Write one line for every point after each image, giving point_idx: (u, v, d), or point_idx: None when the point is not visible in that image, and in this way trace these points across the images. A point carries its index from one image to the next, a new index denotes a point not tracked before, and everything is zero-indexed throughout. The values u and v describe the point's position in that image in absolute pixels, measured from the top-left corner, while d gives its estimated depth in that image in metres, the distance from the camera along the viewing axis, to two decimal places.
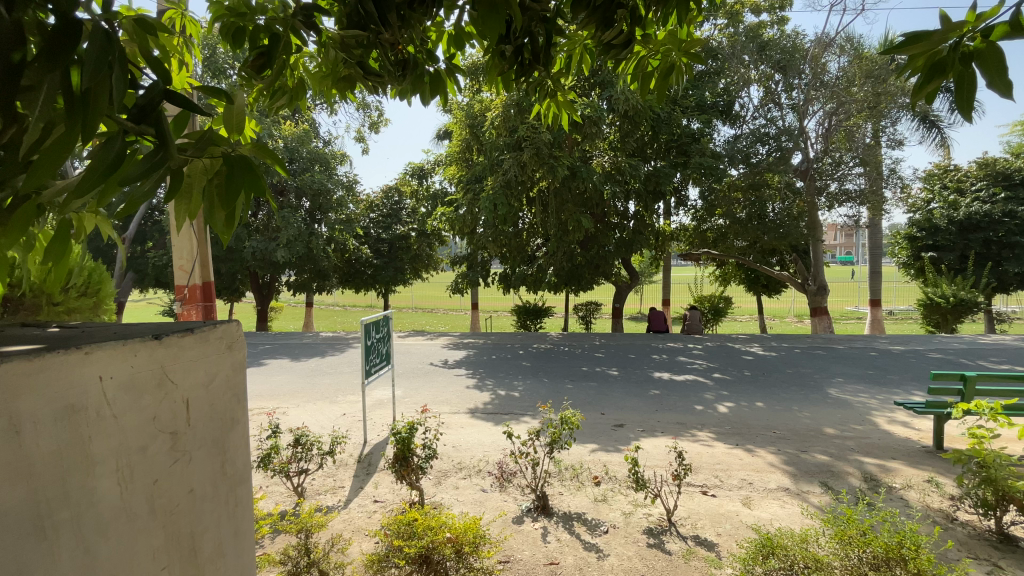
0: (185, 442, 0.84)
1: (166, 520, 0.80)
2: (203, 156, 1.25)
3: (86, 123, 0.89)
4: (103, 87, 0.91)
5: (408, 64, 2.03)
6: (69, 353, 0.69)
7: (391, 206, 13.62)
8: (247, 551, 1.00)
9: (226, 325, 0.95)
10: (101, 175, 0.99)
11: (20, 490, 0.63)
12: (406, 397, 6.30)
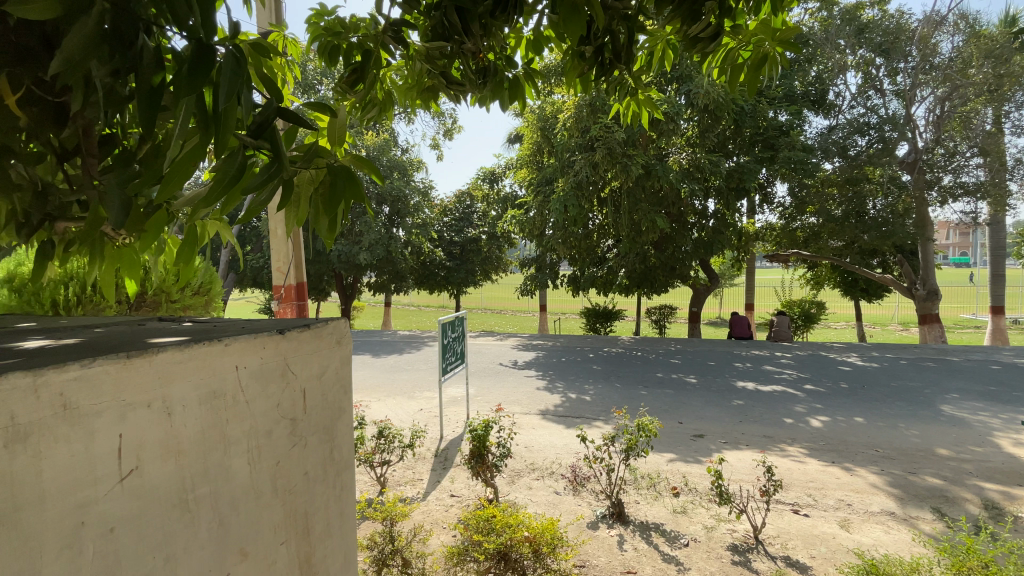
0: (302, 428, 0.91)
1: (286, 499, 0.87)
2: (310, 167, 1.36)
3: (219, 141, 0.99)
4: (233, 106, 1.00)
5: (489, 71, 2.07)
6: (212, 344, 0.75)
7: (463, 210, 13.99)
8: (350, 532, 1.08)
9: (337, 322, 1.03)
10: (225, 186, 1.10)
11: (171, 465, 0.69)
12: (479, 396, 6.44)
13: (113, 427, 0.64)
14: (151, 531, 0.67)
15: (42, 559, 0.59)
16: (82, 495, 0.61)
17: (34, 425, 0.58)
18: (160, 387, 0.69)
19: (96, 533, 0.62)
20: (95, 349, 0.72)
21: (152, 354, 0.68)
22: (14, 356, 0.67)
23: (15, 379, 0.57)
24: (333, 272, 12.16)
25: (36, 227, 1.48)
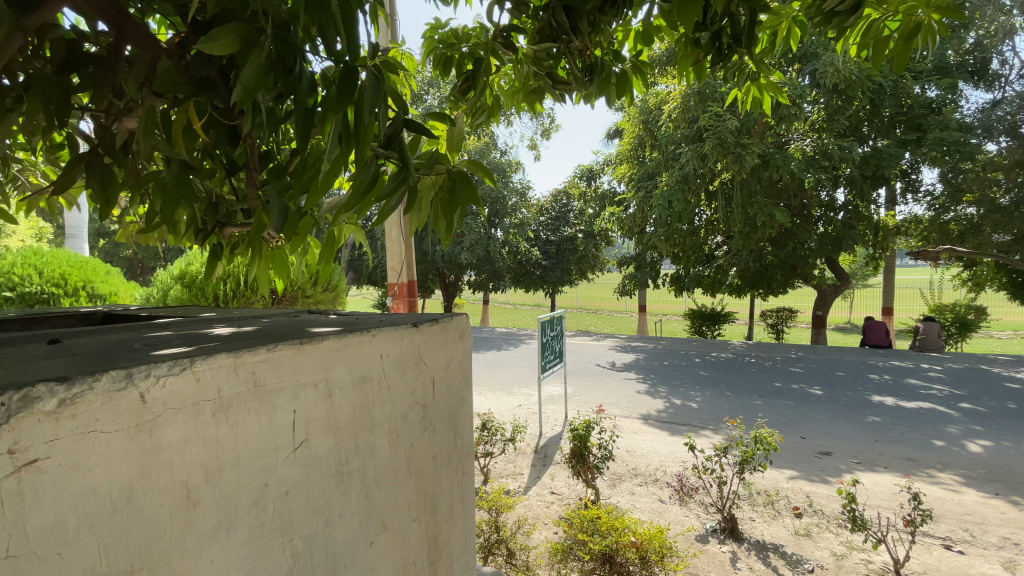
0: (431, 415, 0.98)
1: (418, 479, 0.95)
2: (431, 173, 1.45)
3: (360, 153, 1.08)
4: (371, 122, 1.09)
5: (595, 67, 2.05)
6: (362, 333, 0.81)
7: (559, 209, 13.99)
8: (469, 515, 1.14)
9: (459, 317, 1.09)
10: (360, 195, 1.22)
11: (331, 440, 0.74)
12: (578, 395, 6.40)
13: (291, 402, 0.67)
14: (317, 496, 0.71)
15: (235, 519, 0.60)
16: (267, 460, 0.63)
17: (233, 397, 0.60)
18: (324, 369, 0.73)
19: (276, 496, 0.65)
20: (261, 336, 0.77)
21: (319, 341, 0.72)
22: (194, 343, 0.72)
23: (219, 358, 0.58)
24: (437, 271, 12.81)
25: (210, 232, 1.73)
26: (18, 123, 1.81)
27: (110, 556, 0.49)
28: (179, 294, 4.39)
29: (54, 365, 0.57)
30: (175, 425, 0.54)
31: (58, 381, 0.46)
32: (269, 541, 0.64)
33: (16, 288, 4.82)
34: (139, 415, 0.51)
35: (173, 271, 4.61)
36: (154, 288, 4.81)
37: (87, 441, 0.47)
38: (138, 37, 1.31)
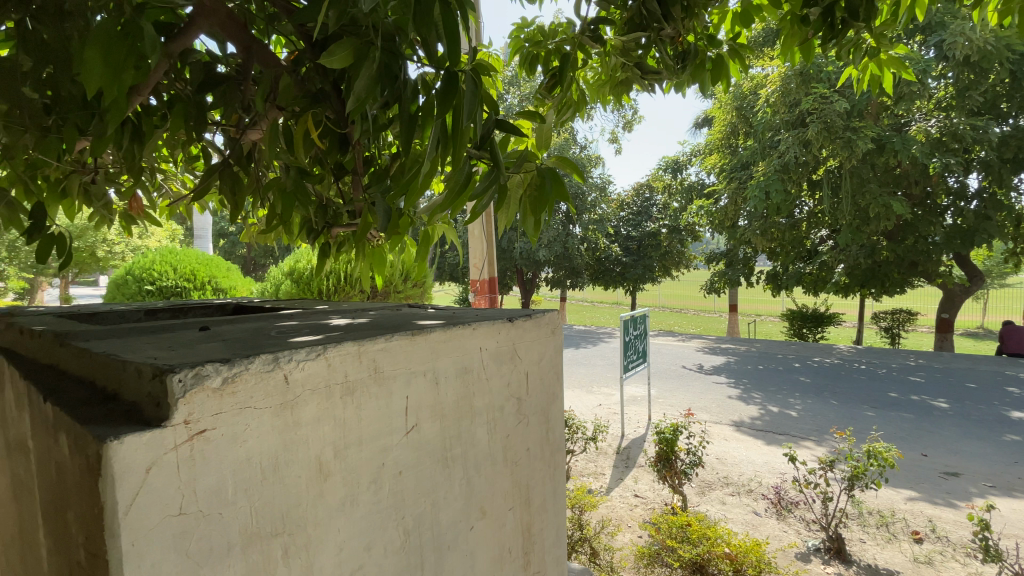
0: (526, 408, 1.01)
1: (513, 469, 0.97)
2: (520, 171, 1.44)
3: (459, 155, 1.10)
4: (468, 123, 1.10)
5: (688, 54, 1.95)
6: (464, 326, 0.85)
7: (642, 204, 13.53)
8: (562, 510, 1.15)
9: (552, 313, 1.10)
10: (455, 195, 1.23)
11: (437, 426, 0.78)
12: (662, 397, 6.17)
13: (403, 389, 0.72)
14: (424, 479, 0.76)
15: (357, 493, 0.65)
16: (383, 441, 0.69)
17: (356, 381, 0.65)
18: (431, 359, 0.77)
19: (391, 475, 0.70)
20: (373, 327, 0.83)
21: (427, 332, 0.76)
22: (318, 332, 0.79)
23: (346, 345, 0.64)
24: (517, 267, 12.95)
25: (319, 232, 1.88)
26: (166, 139, 2.08)
27: (262, 518, 0.55)
28: (288, 289, 4.84)
29: (210, 348, 0.66)
30: (311, 404, 0.60)
31: (222, 361, 0.52)
32: (384, 517, 0.69)
33: (158, 283, 5.57)
34: (284, 393, 0.57)
35: (282, 269, 5.09)
36: (267, 284, 5.33)
37: (244, 415, 0.54)
38: (263, 57, 1.44)
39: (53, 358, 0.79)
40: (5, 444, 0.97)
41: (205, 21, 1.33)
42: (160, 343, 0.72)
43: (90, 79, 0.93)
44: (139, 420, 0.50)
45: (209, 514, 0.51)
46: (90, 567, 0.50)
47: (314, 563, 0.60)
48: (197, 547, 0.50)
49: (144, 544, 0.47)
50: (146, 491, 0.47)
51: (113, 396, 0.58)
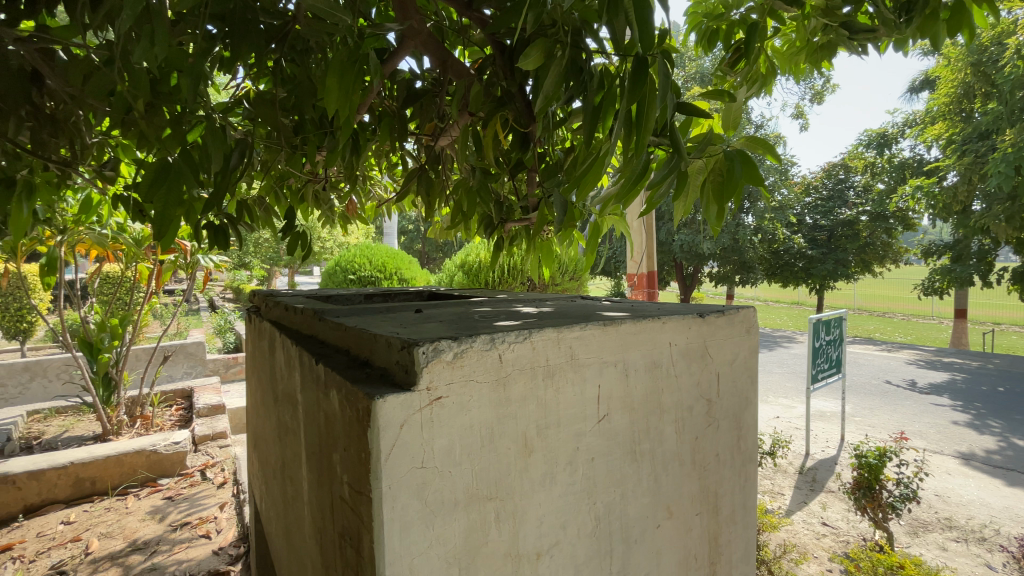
0: (715, 410, 0.94)
1: (701, 473, 0.92)
2: (702, 157, 1.29)
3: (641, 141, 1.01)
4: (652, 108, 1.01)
5: (916, 2, 1.58)
6: (655, 320, 0.83)
7: (834, 186, 11.54)
8: (751, 526, 1.05)
9: (747, 310, 1.00)
10: (630, 184, 1.14)
11: (629, 419, 0.78)
12: (857, 414, 5.28)
13: (596, 377, 0.73)
14: (615, 469, 0.77)
15: (555, 473, 0.69)
16: (578, 427, 0.71)
17: (556, 365, 0.68)
18: (623, 350, 0.77)
19: (585, 460, 0.72)
20: (563, 315, 0.86)
21: (619, 324, 0.76)
22: (515, 318, 0.85)
23: (548, 331, 0.67)
24: (677, 261, 12.25)
25: (495, 226, 1.96)
26: (374, 151, 2.44)
27: (479, 482, 0.61)
28: (460, 280, 5.32)
29: (432, 327, 0.76)
30: (518, 382, 0.65)
31: (453, 338, 0.60)
32: (579, 499, 0.72)
33: (358, 273, 6.59)
34: (498, 370, 0.63)
35: (455, 261, 5.58)
36: (443, 275, 5.92)
37: (468, 386, 0.60)
38: (456, 69, 1.59)
39: (316, 331, 1.00)
40: (275, 397, 1.26)
41: (412, 43, 1.50)
42: (390, 322, 0.86)
43: (330, 102, 1.24)
44: (391, 382, 0.61)
45: (441, 471, 0.58)
46: (353, 502, 0.61)
47: (520, 530, 0.65)
48: (432, 496, 0.58)
49: (396, 488, 0.55)
50: (399, 446, 0.55)
51: (365, 362, 0.72)
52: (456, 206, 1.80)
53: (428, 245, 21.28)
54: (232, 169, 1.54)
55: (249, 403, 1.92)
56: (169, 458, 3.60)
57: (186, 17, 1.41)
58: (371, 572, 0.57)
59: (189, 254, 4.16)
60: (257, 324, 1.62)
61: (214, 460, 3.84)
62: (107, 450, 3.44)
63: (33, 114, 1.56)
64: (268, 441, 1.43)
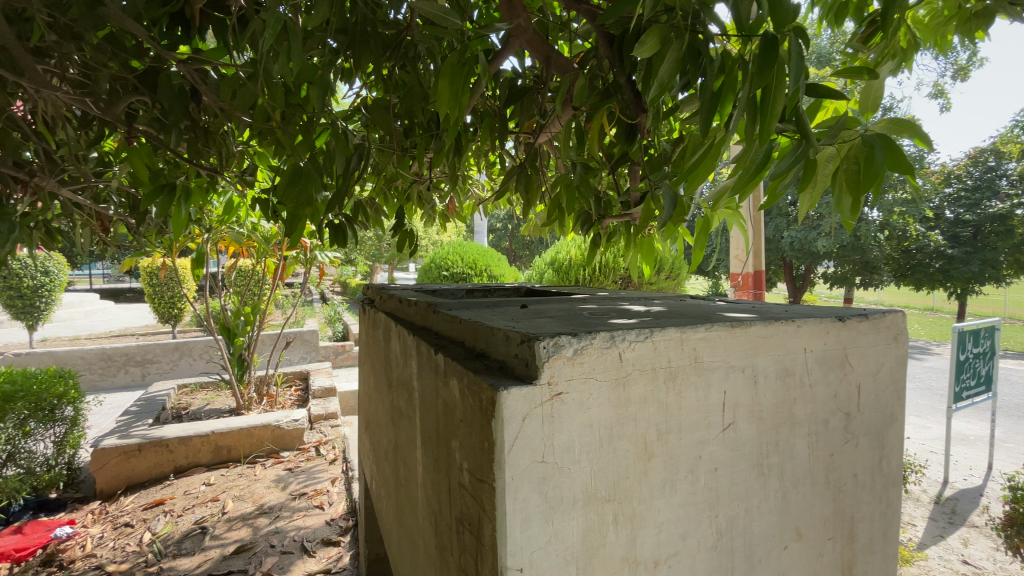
0: (854, 426, 0.85)
1: (836, 495, 0.83)
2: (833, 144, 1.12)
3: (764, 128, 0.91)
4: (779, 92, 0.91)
5: None
6: (788, 323, 0.77)
7: (982, 175, 9.38)
8: (893, 559, 0.94)
9: (895, 315, 0.89)
10: (749, 176, 1.02)
11: (756, 428, 0.74)
12: (1012, 440, 4.50)
13: (722, 382, 0.70)
14: (739, 481, 0.73)
15: (676, 480, 0.66)
16: (701, 435, 0.68)
17: (679, 367, 0.66)
18: (752, 354, 0.73)
19: (707, 469, 0.69)
20: (682, 314, 0.83)
21: (748, 325, 0.72)
22: (629, 315, 0.83)
23: (671, 330, 0.65)
24: (785, 259, 11.26)
25: (592, 221, 1.89)
26: (474, 151, 2.52)
27: (598, 482, 0.61)
28: (551, 278, 5.33)
29: (546, 322, 0.76)
30: (640, 383, 0.63)
31: (574, 334, 0.60)
32: (700, 509, 0.69)
33: (451, 270, 6.83)
34: (619, 369, 0.62)
35: (546, 258, 5.58)
36: (533, 272, 5.96)
37: (589, 383, 0.60)
38: (560, 64, 1.57)
39: (432, 323, 1.07)
40: (390, 383, 1.35)
41: (517, 41, 1.52)
42: (502, 316, 0.88)
43: (441, 104, 1.29)
44: (512, 374, 0.62)
45: (562, 467, 0.58)
46: (474, 490, 0.64)
47: (639, 534, 0.64)
48: (551, 492, 0.58)
49: (518, 481, 0.56)
50: (521, 438, 0.56)
51: (482, 353, 0.74)
52: (554, 202, 1.80)
53: (516, 243, 21.64)
54: (351, 172, 1.67)
55: (362, 388, 2.08)
56: (290, 433, 4.01)
57: (315, 33, 1.55)
58: (491, 559, 0.58)
59: (308, 251, 4.65)
60: (372, 316, 1.74)
61: (327, 438, 4.21)
62: (241, 423, 3.90)
63: (192, 128, 1.80)
64: (381, 424, 1.54)
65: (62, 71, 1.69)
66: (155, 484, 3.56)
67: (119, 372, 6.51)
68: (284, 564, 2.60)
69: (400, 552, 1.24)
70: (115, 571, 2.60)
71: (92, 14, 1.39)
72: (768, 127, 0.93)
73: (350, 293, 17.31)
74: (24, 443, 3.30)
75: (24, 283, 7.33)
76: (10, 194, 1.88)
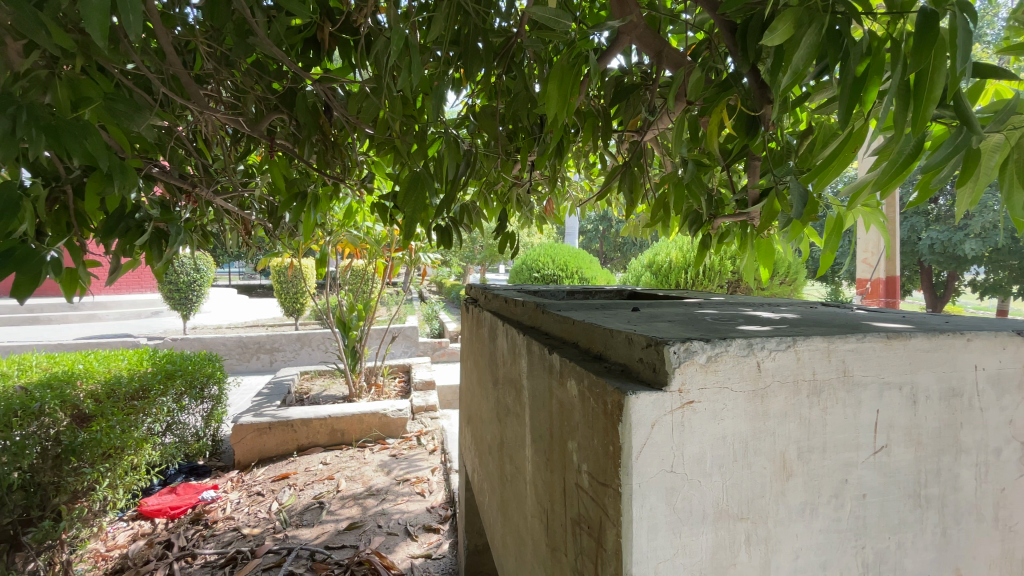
0: None
1: (1007, 536, 0.73)
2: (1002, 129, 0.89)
3: (919, 115, 0.76)
4: (941, 72, 0.75)
5: None
6: (955, 338, 0.69)
7: None
8: None
9: None
10: (894, 170, 0.86)
11: (911, 454, 0.67)
12: None
13: (874, 401, 0.65)
14: (891, 512, 0.67)
15: (817, 504, 0.63)
16: (848, 456, 0.64)
17: (824, 380, 0.62)
18: (911, 370, 0.67)
19: (853, 495, 0.65)
20: (821, 323, 0.77)
21: (908, 338, 0.66)
22: (758, 322, 0.78)
23: (816, 341, 0.61)
24: (922, 263, 9.86)
25: (702, 221, 1.78)
26: (575, 152, 2.52)
27: (731, 498, 0.59)
28: (648, 280, 5.17)
29: (667, 325, 0.74)
30: (780, 397, 0.60)
31: (706, 340, 0.57)
32: (844, 538, 0.64)
33: (542, 272, 6.87)
34: (756, 380, 0.59)
35: (642, 261, 5.43)
36: (629, 274, 5.82)
37: (722, 394, 0.58)
38: (672, 58, 1.52)
39: (540, 323, 1.08)
40: (496, 380, 1.39)
41: (627, 38, 1.48)
42: (617, 317, 0.87)
43: (551, 108, 1.30)
44: (637, 379, 0.61)
45: (693, 479, 0.57)
46: (594, 493, 0.63)
47: (774, 557, 0.61)
48: (680, 503, 0.57)
49: (646, 488, 0.55)
50: (649, 445, 0.55)
51: (599, 355, 0.74)
52: (659, 201, 1.73)
53: (608, 244, 21.28)
54: (459, 177, 1.74)
55: (465, 384, 2.16)
56: (395, 421, 4.29)
57: (429, 46, 1.64)
58: (613, 564, 0.58)
59: (412, 252, 4.96)
60: (476, 315, 1.81)
61: (427, 429, 4.44)
62: (353, 409, 4.25)
63: (322, 141, 2.00)
64: (485, 419, 1.58)
65: (219, 94, 1.95)
66: (281, 459, 3.98)
67: (252, 359, 7.38)
68: (390, 545, 2.78)
69: (504, 546, 1.27)
70: (250, 534, 2.95)
71: (243, 43, 1.59)
72: (923, 113, 0.76)
73: (446, 292, 18.09)
74: (181, 416, 3.84)
75: (181, 279, 8.56)
76: (178, 203, 2.20)
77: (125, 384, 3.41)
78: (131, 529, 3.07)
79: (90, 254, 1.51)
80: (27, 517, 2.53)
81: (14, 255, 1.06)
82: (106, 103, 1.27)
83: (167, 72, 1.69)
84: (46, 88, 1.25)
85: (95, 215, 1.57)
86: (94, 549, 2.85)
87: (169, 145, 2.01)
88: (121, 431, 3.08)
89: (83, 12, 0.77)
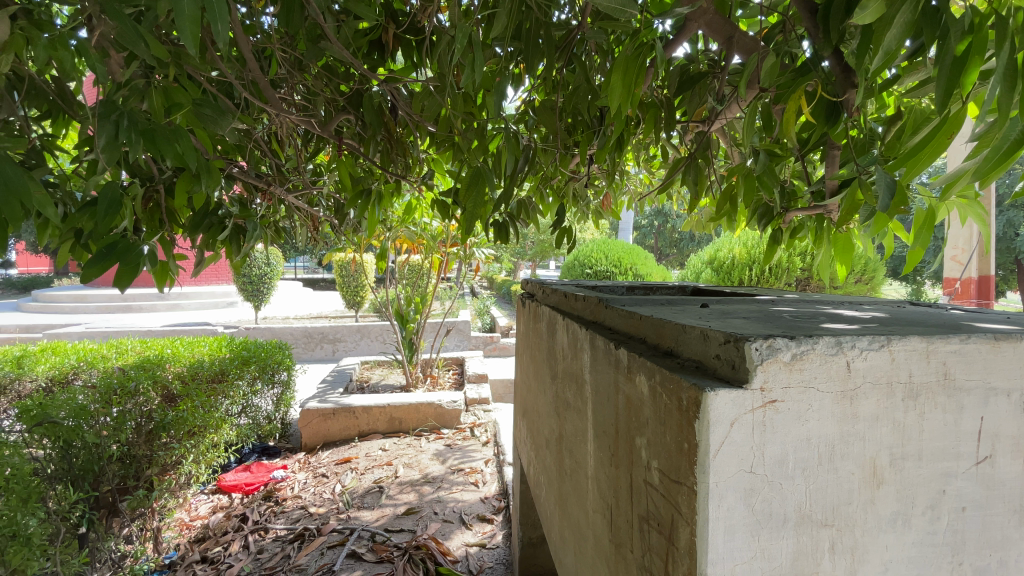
0: None
1: None
2: None
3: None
4: None
5: None
6: None
7: None
8: None
9: None
10: (1001, 157, 0.75)
11: (1020, 466, 0.62)
12: None
13: (978, 407, 0.60)
14: (993, 528, 0.62)
15: (910, 515, 0.59)
16: (947, 466, 0.60)
17: (922, 384, 0.58)
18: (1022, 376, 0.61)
19: (952, 507, 0.60)
20: (915, 322, 0.72)
21: (1019, 340, 0.60)
22: (844, 320, 0.74)
23: (914, 341, 0.57)
24: (1020, 261, 8.96)
25: (772, 215, 1.67)
26: (635, 145, 2.48)
27: (815, 504, 0.57)
28: (708, 277, 4.99)
29: (743, 322, 0.71)
30: (871, 399, 0.57)
31: (791, 337, 0.55)
32: (939, 553, 0.60)
33: (595, 268, 6.76)
34: (845, 381, 0.56)
35: (703, 257, 5.26)
36: (688, 271, 5.65)
37: (808, 394, 0.55)
38: (744, 45, 1.44)
39: (604, 317, 1.07)
40: (555, 375, 1.39)
41: (695, 25, 1.42)
42: (685, 313, 0.85)
43: (614, 101, 1.26)
44: (714, 377, 0.59)
45: (773, 481, 0.55)
46: (665, 490, 0.62)
47: (860, 567, 0.58)
48: (760, 505, 0.55)
49: (723, 488, 0.54)
50: (727, 444, 0.54)
51: (671, 351, 0.73)
52: (727, 193, 1.65)
53: (664, 239, 20.81)
54: (519, 172, 1.73)
55: (521, 378, 2.18)
56: (450, 412, 4.39)
57: (491, 43, 1.65)
58: (686, 563, 0.57)
59: (467, 247, 5.04)
60: (533, 309, 1.83)
61: (481, 421, 4.51)
62: (410, 399, 4.39)
63: (387, 140, 2.06)
64: (543, 414, 1.59)
65: (292, 97, 2.05)
66: (344, 444, 4.18)
67: (316, 348, 7.77)
68: (446, 531, 2.86)
69: (563, 541, 1.27)
70: (316, 513, 3.12)
71: (315, 48, 1.66)
72: None
73: (497, 288, 18.23)
74: (254, 400, 4.10)
75: (254, 272, 9.12)
76: (255, 200, 2.34)
77: (208, 367, 3.68)
78: (211, 502, 3.33)
79: (179, 247, 1.63)
80: (124, 486, 2.79)
81: (117, 247, 1.16)
82: (194, 108, 1.38)
83: (247, 78, 1.80)
84: (143, 95, 1.34)
85: (183, 211, 1.69)
86: (179, 518, 3.12)
87: (247, 147, 2.14)
88: (203, 411, 3.30)
89: (177, 22, 0.83)
